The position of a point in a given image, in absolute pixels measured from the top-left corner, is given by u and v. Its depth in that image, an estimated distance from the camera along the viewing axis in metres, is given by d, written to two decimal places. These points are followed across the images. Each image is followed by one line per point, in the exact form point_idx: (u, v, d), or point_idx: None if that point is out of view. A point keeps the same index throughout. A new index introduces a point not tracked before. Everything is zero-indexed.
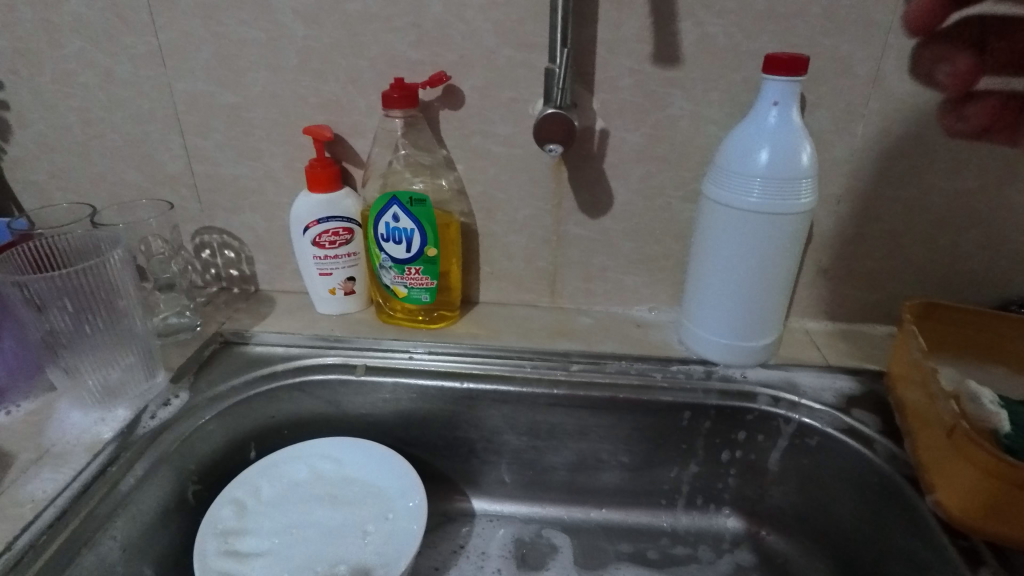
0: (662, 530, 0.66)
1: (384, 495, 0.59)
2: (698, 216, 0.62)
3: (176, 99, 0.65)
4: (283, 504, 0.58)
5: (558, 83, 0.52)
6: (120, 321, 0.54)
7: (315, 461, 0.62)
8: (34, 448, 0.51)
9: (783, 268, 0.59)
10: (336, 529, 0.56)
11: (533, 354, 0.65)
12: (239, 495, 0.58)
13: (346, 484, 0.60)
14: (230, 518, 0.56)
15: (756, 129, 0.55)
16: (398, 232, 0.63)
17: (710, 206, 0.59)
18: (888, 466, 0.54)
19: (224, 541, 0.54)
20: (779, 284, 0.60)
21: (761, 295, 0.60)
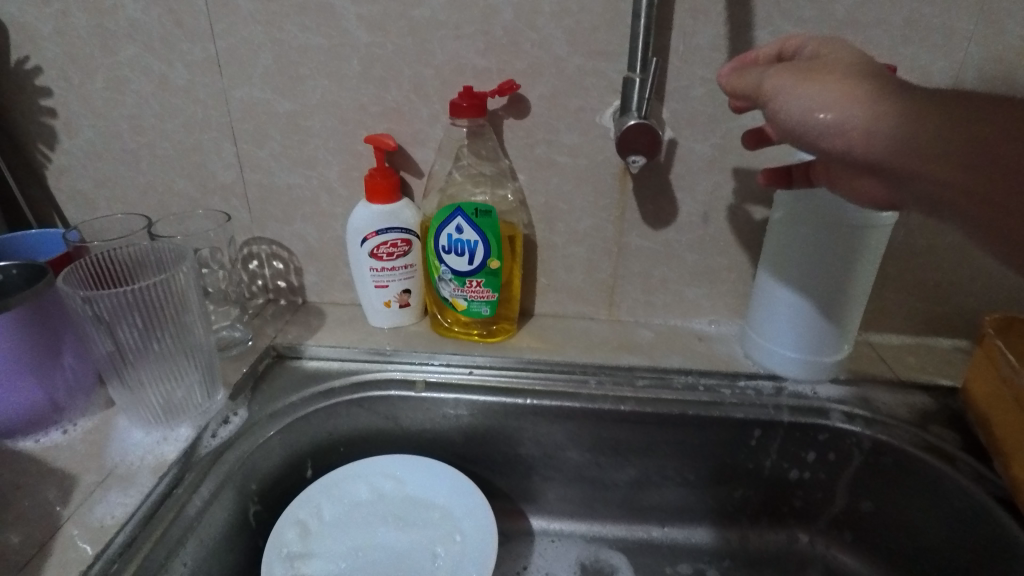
0: (726, 550, 0.64)
1: (450, 517, 0.57)
2: (768, 229, 0.60)
3: (231, 107, 0.63)
4: (346, 527, 0.57)
5: (641, 93, 0.52)
6: (185, 337, 0.52)
7: (376, 480, 0.60)
8: (97, 469, 0.50)
9: (861, 280, 0.56)
10: (404, 553, 0.55)
11: (597, 368, 0.64)
12: (302, 516, 0.56)
13: (410, 504, 0.59)
14: (294, 542, 0.54)
15: None
16: (461, 243, 0.61)
17: (783, 219, 0.57)
18: (977, 488, 0.51)
19: (291, 566, 0.52)
20: (855, 296, 0.57)
21: (836, 308, 0.57)
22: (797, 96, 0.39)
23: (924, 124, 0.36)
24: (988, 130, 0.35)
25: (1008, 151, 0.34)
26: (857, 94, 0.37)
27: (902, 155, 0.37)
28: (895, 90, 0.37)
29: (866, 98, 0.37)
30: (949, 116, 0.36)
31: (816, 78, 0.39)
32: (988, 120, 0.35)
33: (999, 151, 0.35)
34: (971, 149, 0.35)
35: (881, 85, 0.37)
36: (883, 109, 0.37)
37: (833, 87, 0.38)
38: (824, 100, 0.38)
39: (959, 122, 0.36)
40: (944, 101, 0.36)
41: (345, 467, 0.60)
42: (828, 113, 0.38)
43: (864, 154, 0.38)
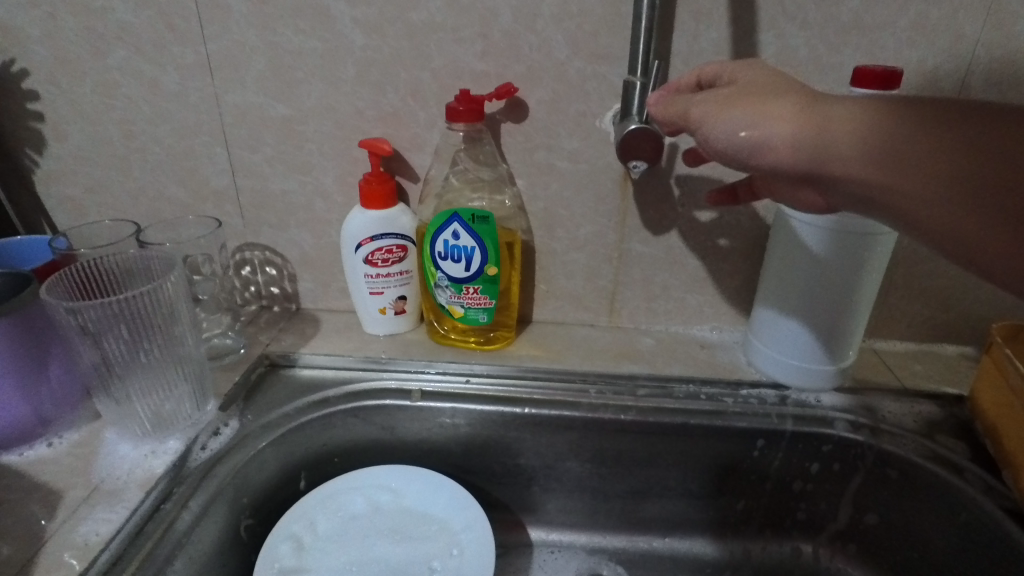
0: (730, 563, 0.62)
1: (447, 530, 0.56)
2: (769, 243, 0.60)
3: (224, 112, 0.62)
4: (341, 540, 0.55)
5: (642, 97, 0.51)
6: (174, 347, 0.51)
7: (372, 492, 0.59)
8: (84, 484, 0.48)
9: (862, 291, 0.55)
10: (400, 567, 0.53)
11: (597, 377, 0.62)
12: (296, 530, 0.55)
13: (407, 517, 0.57)
14: (288, 556, 0.53)
15: None
16: (458, 250, 0.60)
17: (779, 240, 0.58)
18: (985, 499, 0.50)
19: None
20: (857, 307, 0.56)
21: (837, 318, 0.56)
22: (720, 120, 0.40)
23: (836, 132, 0.36)
24: (899, 127, 0.34)
25: (920, 145, 0.34)
26: (771, 112, 0.38)
27: (828, 161, 0.37)
28: (810, 102, 0.38)
29: (780, 115, 0.38)
30: (859, 120, 0.36)
31: (735, 101, 0.40)
32: (898, 116, 0.35)
33: (911, 146, 0.34)
34: (886, 148, 0.35)
35: (794, 100, 0.38)
36: (797, 123, 0.37)
37: (749, 110, 0.39)
38: (746, 120, 0.38)
39: (868, 123, 0.35)
40: (854, 106, 0.36)
41: (341, 478, 0.59)
42: (753, 131, 0.38)
43: (789, 166, 0.38)
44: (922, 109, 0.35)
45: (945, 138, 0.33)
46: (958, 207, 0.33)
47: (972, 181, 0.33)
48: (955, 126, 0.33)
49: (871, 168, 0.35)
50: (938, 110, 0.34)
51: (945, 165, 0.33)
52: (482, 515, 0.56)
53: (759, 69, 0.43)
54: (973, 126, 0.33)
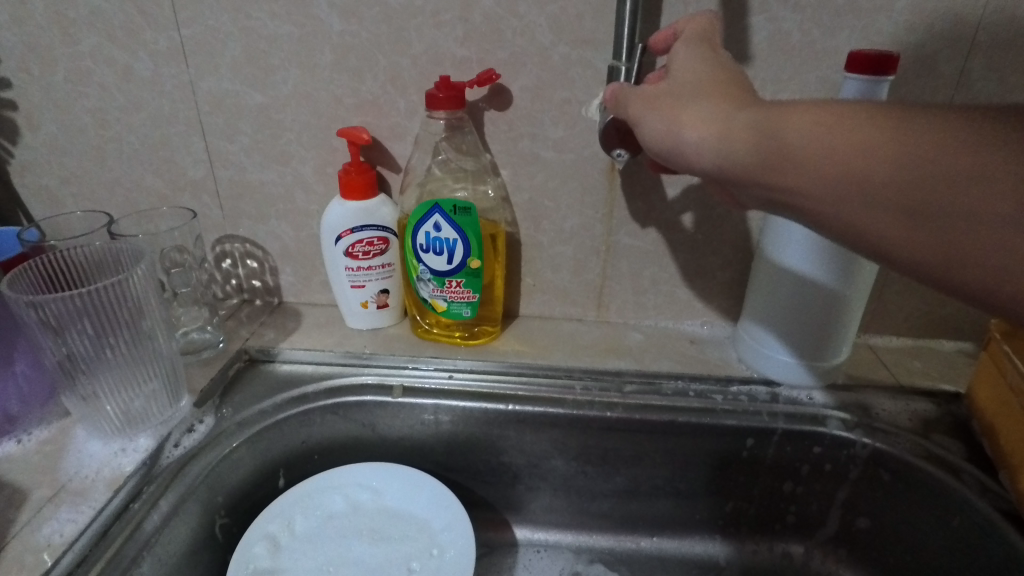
0: (718, 563, 0.61)
1: (428, 530, 0.54)
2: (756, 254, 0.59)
3: (199, 100, 0.60)
4: (317, 539, 0.54)
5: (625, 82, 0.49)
6: (143, 343, 0.49)
7: (352, 491, 0.57)
8: (50, 483, 0.47)
9: (845, 308, 0.54)
10: (378, 567, 0.52)
11: (583, 373, 0.61)
12: (272, 530, 0.53)
13: (387, 516, 0.56)
14: (263, 556, 0.51)
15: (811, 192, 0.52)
16: (439, 242, 0.58)
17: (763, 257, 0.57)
18: (980, 500, 0.48)
19: None
20: (841, 319, 0.55)
21: (821, 328, 0.55)
22: (646, 122, 0.41)
23: (737, 138, 0.36)
24: (789, 129, 0.33)
25: (810, 147, 0.33)
26: (685, 119, 0.38)
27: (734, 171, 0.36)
28: (719, 105, 0.37)
29: (690, 123, 0.38)
30: (756, 124, 0.35)
31: (659, 105, 0.40)
32: (790, 117, 0.34)
33: (801, 149, 0.33)
34: (778, 152, 0.34)
35: (706, 104, 0.37)
36: (704, 130, 0.37)
37: (667, 116, 0.39)
38: (663, 127, 0.39)
39: (765, 126, 0.35)
40: (756, 108, 0.36)
41: (320, 475, 0.58)
42: (667, 138, 0.39)
43: (705, 169, 0.38)
44: (814, 107, 0.33)
45: (833, 138, 0.32)
46: (851, 207, 0.32)
47: (860, 179, 0.31)
48: (841, 124, 0.32)
49: (770, 172, 0.35)
50: (830, 108, 0.33)
51: (834, 165, 0.32)
52: (464, 516, 0.54)
53: (697, 51, 0.41)
54: (859, 124, 0.32)
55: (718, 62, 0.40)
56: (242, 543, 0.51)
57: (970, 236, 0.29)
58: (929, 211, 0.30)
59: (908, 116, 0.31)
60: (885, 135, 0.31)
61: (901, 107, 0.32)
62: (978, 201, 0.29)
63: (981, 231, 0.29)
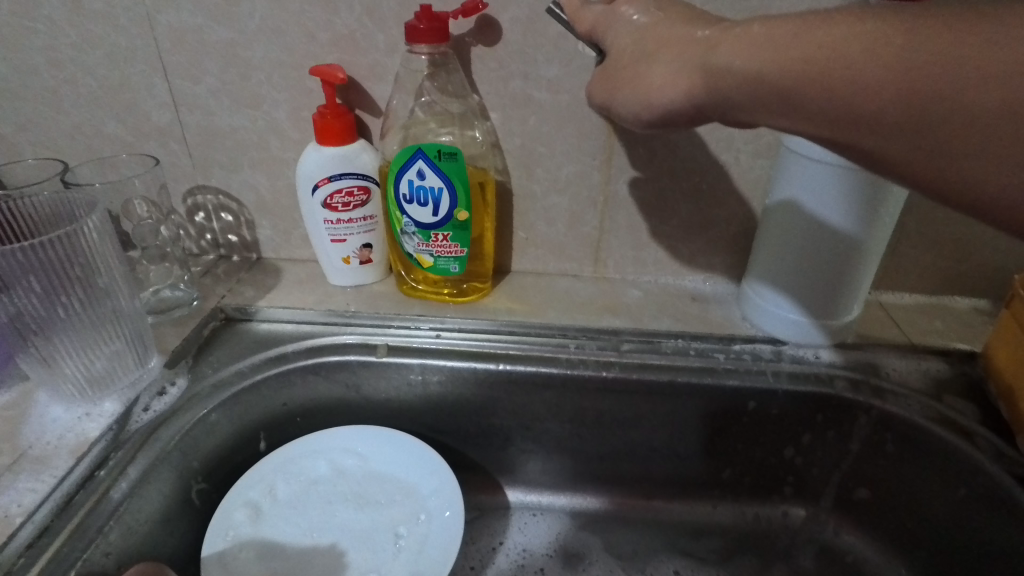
0: (715, 525, 0.59)
1: (416, 495, 0.52)
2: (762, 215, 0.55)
3: (159, 36, 0.55)
4: (303, 507, 0.52)
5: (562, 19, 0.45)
6: (99, 300, 0.46)
7: (338, 456, 0.55)
8: (9, 451, 0.44)
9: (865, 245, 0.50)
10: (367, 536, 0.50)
11: (578, 331, 0.57)
12: (253, 497, 0.51)
13: (375, 482, 0.54)
14: (243, 524, 0.49)
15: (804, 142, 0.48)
16: (423, 192, 0.54)
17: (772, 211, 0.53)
18: (995, 468, 0.46)
19: (238, 552, 0.48)
20: (860, 258, 0.50)
21: (838, 274, 0.51)
22: (621, 101, 0.40)
23: (722, 88, 0.35)
24: (776, 68, 0.32)
25: (803, 85, 0.31)
26: (656, 83, 0.38)
27: (724, 112, 0.36)
28: (689, 56, 0.36)
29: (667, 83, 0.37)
30: (737, 70, 0.33)
31: (629, 77, 0.39)
32: (776, 56, 0.32)
33: (798, 93, 0.32)
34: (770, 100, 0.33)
35: (678, 61, 0.37)
36: (683, 84, 0.36)
37: (638, 87, 0.39)
38: (638, 101, 0.39)
39: (749, 65, 0.33)
40: (731, 47, 0.34)
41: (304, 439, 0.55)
42: (647, 109, 0.39)
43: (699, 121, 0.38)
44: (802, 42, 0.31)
45: (831, 68, 0.30)
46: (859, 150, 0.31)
47: (866, 120, 0.30)
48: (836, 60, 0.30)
49: (772, 112, 0.34)
50: (821, 39, 0.31)
51: (835, 101, 0.30)
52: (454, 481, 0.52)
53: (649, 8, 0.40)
54: (855, 57, 0.30)
55: (671, 17, 0.39)
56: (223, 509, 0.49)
57: (988, 172, 0.28)
58: (942, 145, 0.28)
59: (911, 39, 0.28)
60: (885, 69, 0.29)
61: (903, 25, 0.29)
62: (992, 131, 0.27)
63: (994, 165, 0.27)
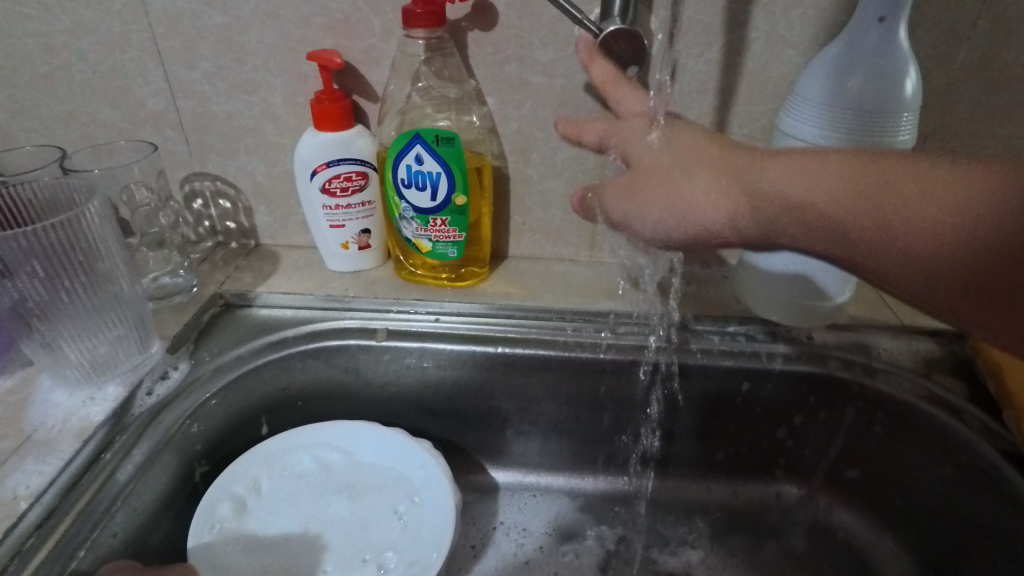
0: (709, 505, 0.60)
1: (406, 482, 0.53)
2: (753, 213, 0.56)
3: (153, 21, 0.55)
4: (287, 501, 0.51)
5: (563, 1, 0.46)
6: (102, 285, 0.46)
7: (321, 451, 0.54)
8: (14, 435, 0.45)
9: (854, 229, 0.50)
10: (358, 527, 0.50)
11: (574, 315, 0.58)
12: (238, 491, 0.51)
13: (362, 472, 0.54)
14: (229, 519, 0.49)
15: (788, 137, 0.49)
16: (421, 177, 0.54)
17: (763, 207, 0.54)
18: (983, 443, 0.47)
19: (231, 545, 0.48)
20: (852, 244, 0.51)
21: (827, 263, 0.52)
22: (646, 216, 0.42)
23: (757, 212, 0.39)
24: (819, 199, 0.37)
25: (845, 217, 0.37)
26: (690, 204, 0.40)
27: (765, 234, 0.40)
28: (727, 182, 0.39)
29: (699, 206, 0.40)
30: (783, 197, 0.38)
31: (658, 190, 0.41)
32: (819, 188, 0.37)
33: (840, 220, 0.37)
34: (786, 222, 0.38)
35: (711, 189, 0.39)
36: (722, 207, 0.39)
37: (676, 206, 0.40)
38: (664, 219, 0.41)
39: (791, 191, 0.38)
40: (771, 175, 0.38)
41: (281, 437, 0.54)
42: (681, 226, 0.41)
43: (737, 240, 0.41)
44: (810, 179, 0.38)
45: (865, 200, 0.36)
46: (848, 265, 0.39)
47: (897, 248, 0.36)
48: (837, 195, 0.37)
49: (813, 238, 0.38)
50: (855, 179, 0.36)
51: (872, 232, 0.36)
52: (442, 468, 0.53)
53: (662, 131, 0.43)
54: (866, 194, 0.36)
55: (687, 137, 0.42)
56: (205, 507, 0.49)
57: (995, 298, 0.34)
58: (964, 273, 0.34)
59: (902, 185, 0.35)
60: (880, 208, 0.36)
61: (921, 172, 0.36)
62: (991, 269, 0.34)
63: (967, 297, 0.35)
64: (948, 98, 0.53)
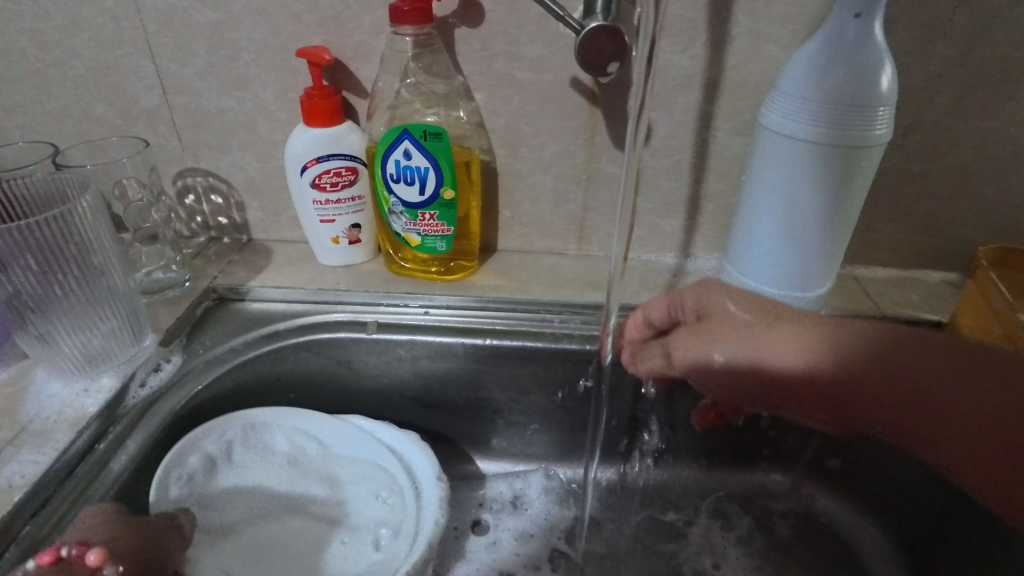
0: (696, 493, 0.61)
1: (385, 473, 0.53)
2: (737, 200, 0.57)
3: (145, 18, 0.55)
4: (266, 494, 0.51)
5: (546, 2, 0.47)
6: (95, 279, 0.47)
7: (298, 438, 0.54)
8: (11, 426, 0.45)
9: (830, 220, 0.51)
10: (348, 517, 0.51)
11: (562, 307, 0.59)
12: (211, 449, 0.50)
13: (337, 461, 0.54)
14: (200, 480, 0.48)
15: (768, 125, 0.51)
16: (411, 171, 0.55)
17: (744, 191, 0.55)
18: None
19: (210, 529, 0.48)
20: (828, 234, 0.52)
21: (805, 252, 0.53)
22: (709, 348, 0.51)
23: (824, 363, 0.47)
24: (870, 354, 0.45)
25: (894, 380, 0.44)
26: (760, 345, 0.49)
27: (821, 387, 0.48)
28: (798, 336, 0.48)
29: (775, 349, 0.48)
30: (846, 350, 0.46)
31: (724, 335, 0.51)
32: (874, 350, 0.45)
33: (893, 380, 0.44)
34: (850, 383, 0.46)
35: (789, 339, 0.48)
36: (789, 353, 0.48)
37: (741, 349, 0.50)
38: (726, 354, 0.50)
39: (846, 347, 0.46)
40: (837, 330, 0.47)
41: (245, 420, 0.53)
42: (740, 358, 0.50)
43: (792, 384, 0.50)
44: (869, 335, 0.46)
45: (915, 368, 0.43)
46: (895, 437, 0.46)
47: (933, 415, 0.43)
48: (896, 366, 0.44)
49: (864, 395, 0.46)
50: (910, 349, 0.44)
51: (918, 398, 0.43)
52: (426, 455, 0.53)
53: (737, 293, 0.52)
54: (917, 365, 0.43)
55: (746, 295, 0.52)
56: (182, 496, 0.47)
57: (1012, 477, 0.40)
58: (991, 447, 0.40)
59: (948, 370, 0.42)
60: (927, 378, 0.43)
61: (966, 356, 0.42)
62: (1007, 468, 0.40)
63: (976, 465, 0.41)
64: (927, 92, 0.54)
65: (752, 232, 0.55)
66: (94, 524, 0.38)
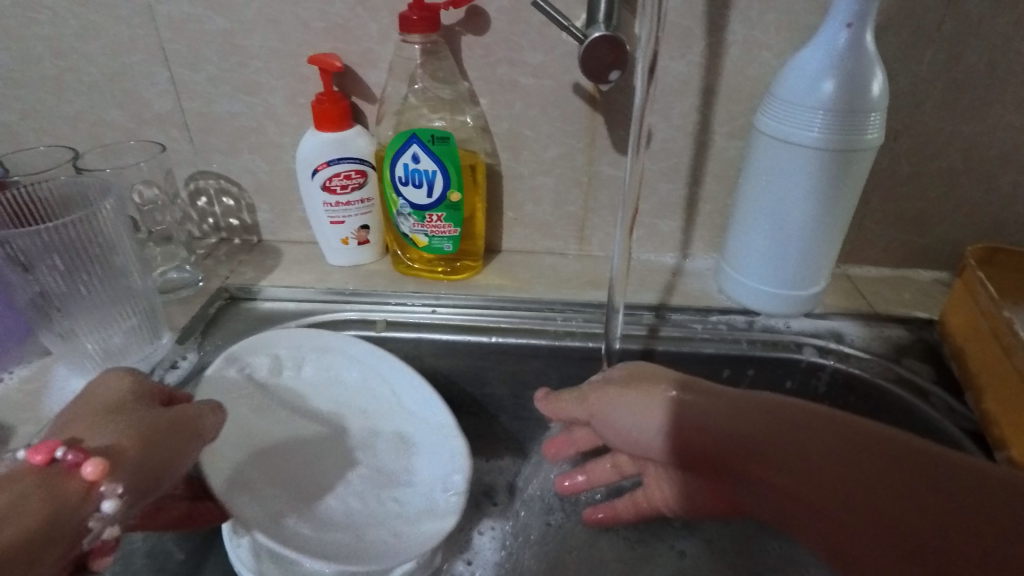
0: None
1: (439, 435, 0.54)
2: (734, 201, 0.59)
3: (159, 25, 0.57)
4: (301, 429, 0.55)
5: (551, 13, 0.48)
6: (116, 278, 0.49)
7: (370, 375, 0.56)
8: (35, 420, 0.47)
9: (825, 222, 0.53)
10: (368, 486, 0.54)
11: (564, 305, 0.61)
12: (281, 354, 0.55)
13: (402, 406, 0.56)
14: (263, 369, 0.55)
15: (767, 132, 0.52)
16: (418, 174, 0.57)
17: (742, 193, 0.57)
18: (949, 421, 0.50)
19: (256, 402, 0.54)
20: (823, 237, 0.54)
21: (799, 254, 0.55)
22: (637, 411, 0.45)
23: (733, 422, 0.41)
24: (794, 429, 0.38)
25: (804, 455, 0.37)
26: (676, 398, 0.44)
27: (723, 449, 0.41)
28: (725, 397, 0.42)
29: (722, 424, 0.41)
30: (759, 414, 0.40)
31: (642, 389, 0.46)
32: (804, 424, 0.38)
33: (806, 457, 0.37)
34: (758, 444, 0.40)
35: (718, 406, 0.42)
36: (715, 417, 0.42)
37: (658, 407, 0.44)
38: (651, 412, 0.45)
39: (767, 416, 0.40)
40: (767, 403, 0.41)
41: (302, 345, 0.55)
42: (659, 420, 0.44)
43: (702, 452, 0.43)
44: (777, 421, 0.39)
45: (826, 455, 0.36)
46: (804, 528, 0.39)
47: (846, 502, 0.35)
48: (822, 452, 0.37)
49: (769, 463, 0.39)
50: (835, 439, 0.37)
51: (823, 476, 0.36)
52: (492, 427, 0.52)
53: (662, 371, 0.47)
54: (843, 447, 0.36)
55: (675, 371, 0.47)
56: (224, 395, 0.52)
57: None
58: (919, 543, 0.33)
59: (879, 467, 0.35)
60: (848, 476, 0.35)
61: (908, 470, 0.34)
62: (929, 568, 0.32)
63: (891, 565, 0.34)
64: (916, 98, 0.56)
65: (748, 236, 0.57)
66: (99, 425, 0.38)
